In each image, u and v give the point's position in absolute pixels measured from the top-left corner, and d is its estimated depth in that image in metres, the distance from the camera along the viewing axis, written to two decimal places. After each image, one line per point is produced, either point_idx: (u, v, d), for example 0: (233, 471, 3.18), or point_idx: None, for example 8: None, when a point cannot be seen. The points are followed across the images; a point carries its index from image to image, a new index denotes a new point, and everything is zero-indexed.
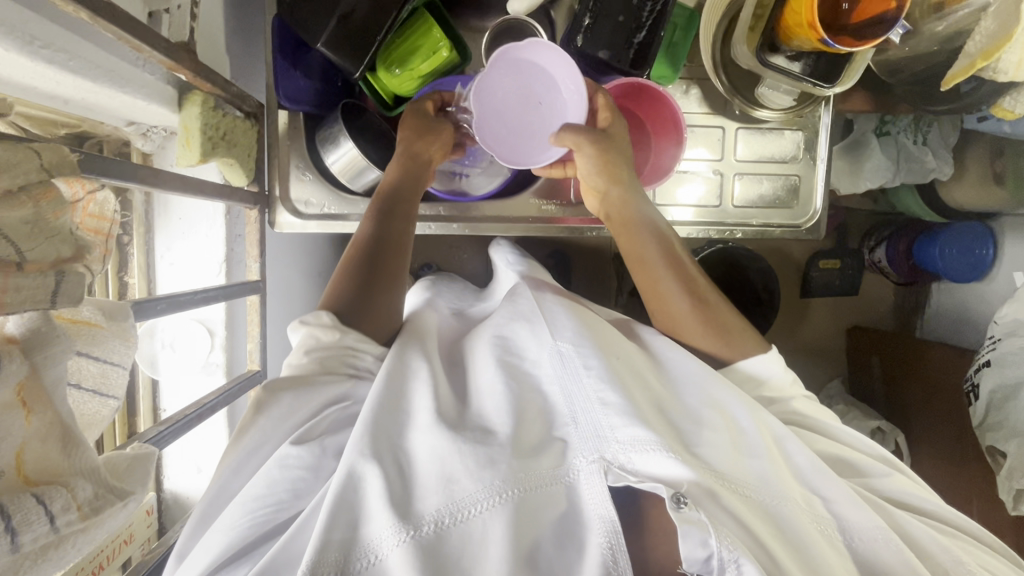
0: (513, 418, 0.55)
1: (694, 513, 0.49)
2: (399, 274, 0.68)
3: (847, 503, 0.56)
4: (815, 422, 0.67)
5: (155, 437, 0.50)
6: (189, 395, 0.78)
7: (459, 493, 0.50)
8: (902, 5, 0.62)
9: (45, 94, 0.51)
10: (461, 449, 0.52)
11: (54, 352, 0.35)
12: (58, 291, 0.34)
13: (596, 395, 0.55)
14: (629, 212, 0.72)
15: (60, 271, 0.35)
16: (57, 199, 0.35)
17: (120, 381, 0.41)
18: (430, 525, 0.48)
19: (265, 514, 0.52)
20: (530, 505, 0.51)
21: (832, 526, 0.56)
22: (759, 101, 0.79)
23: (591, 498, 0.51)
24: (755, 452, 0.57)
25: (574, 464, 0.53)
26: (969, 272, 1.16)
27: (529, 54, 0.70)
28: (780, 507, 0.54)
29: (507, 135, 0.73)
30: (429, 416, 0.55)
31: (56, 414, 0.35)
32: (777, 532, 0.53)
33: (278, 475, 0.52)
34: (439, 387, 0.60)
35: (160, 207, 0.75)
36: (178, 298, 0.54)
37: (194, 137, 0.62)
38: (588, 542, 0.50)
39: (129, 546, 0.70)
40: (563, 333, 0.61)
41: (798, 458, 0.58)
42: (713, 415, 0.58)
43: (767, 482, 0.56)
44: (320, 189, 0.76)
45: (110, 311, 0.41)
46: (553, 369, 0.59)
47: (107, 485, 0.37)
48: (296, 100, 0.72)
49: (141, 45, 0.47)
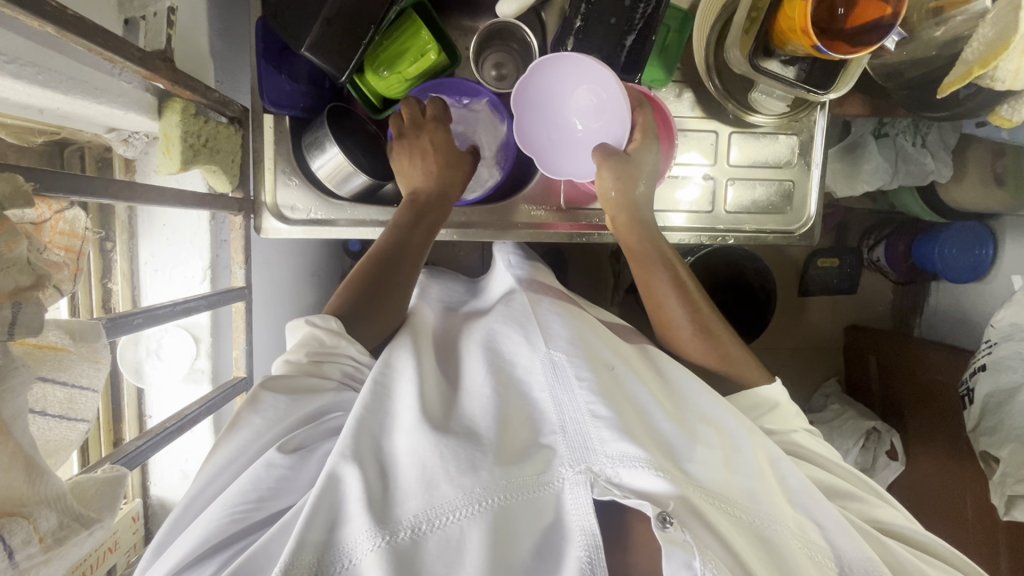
0: (497, 425, 0.55)
1: (679, 534, 0.47)
2: (411, 281, 0.71)
3: (839, 531, 0.55)
4: (816, 454, 0.67)
5: (130, 455, 0.50)
6: (176, 401, 0.78)
7: (438, 499, 0.49)
8: (899, 12, 0.61)
9: (17, 106, 0.50)
10: (444, 454, 0.52)
11: (14, 385, 0.34)
12: (15, 322, 0.34)
13: (586, 407, 0.55)
14: (639, 245, 0.73)
15: (17, 301, 0.34)
16: (10, 230, 0.34)
17: (88, 405, 0.41)
18: (406, 530, 0.47)
19: (240, 515, 0.50)
20: (511, 513, 0.49)
21: (829, 560, 0.54)
22: (754, 107, 0.78)
23: (574, 509, 0.50)
24: (745, 469, 0.57)
25: (558, 473, 0.52)
26: (965, 273, 1.14)
27: (549, 69, 0.70)
28: (770, 529, 0.53)
29: (554, 146, 0.74)
30: (415, 421, 0.55)
31: (16, 444, 0.34)
32: (765, 552, 0.52)
33: (264, 474, 0.51)
34: (428, 391, 0.61)
35: (144, 214, 0.74)
36: (159, 311, 0.54)
37: (174, 145, 0.61)
38: (567, 554, 0.48)
39: (114, 554, 0.70)
40: (557, 342, 0.62)
41: (791, 479, 0.58)
42: (706, 430, 0.59)
43: (758, 501, 0.55)
44: (306, 195, 0.76)
45: (80, 333, 0.40)
46: (544, 378, 0.59)
47: (72, 513, 0.37)
48: (281, 104, 0.71)
49: (114, 56, 0.46)
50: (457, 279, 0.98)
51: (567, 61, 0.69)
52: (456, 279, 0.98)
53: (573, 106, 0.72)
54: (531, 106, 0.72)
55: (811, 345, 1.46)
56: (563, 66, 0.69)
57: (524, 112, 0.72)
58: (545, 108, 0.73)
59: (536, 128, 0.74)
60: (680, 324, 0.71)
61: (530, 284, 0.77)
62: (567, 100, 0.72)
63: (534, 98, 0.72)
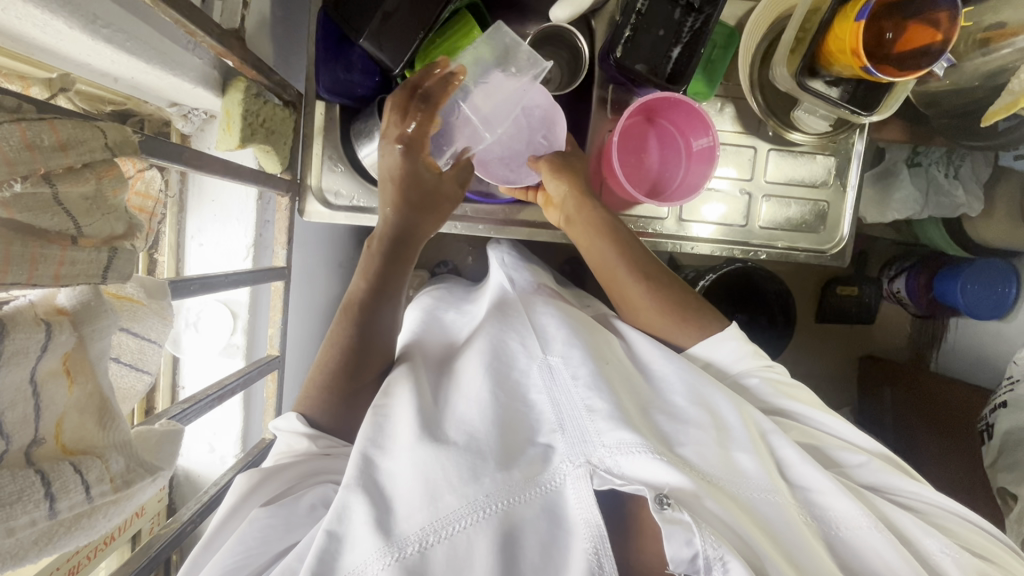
0: (498, 431, 0.56)
1: (678, 514, 0.49)
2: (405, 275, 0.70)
3: (832, 494, 0.56)
4: (794, 412, 0.67)
5: (179, 415, 0.53)
6: (208, 376, 0.79)
7: (443, 510, 0.50)
8: (949, 39, 0.63)
9: (97, 72, 0.52)
10: (446, 465, 0.53)
11: (102, 326, 0.37)
12: (108, 266, 0.37)
13: (583, 403, 0.57)
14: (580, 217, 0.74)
15: (112, 248, 0.37)
16: (118, 176, 0.38)
17: (154, 358, 0.43)
18: (414, 545, 0.49)
19: (236, 564, 0.56)
20: (514, 516, 0.51)
21: (810, 514, 0.56)
22: (795, 125, 0.79)
23: (577, 502, 0.51)
24: (741, 446, 0.57)
25: (559, 470, 0.53)
26: (987, 311, 1.11)
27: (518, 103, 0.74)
28: (761, 502, 0.54)
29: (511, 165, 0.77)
30: (414, 435, 0.56)
31: (96, 385, 0.37)
32: (759, 526, 0.53)
33: (250, 530, 0.56)
34: (426, 401, 0.62)
35: (194, 188, 0.76)
36: (209, 280, 0.56)
37: (234, 122, 0.63)
38: (573, 548, 0.50)
39: (139, 520, 0.71)
40: (552, 347, 0.63)
41: (785, 451, 0.59)
42: (698, 411, 0.59)
43: (753, 478, 0.55)
44: (350, 182, 0.77)
45: (151, 289, 0.43)
46: (542, 381, 0.61)
47: (137, 459, 0.39)
48: (335, 92, 0.73)
49: (196, 30, 0.48)
50: (467, 287, 0.99)
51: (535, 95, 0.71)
52: (461, 288, 0.97)
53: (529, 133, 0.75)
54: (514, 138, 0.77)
55: (825, 371, 1.46)
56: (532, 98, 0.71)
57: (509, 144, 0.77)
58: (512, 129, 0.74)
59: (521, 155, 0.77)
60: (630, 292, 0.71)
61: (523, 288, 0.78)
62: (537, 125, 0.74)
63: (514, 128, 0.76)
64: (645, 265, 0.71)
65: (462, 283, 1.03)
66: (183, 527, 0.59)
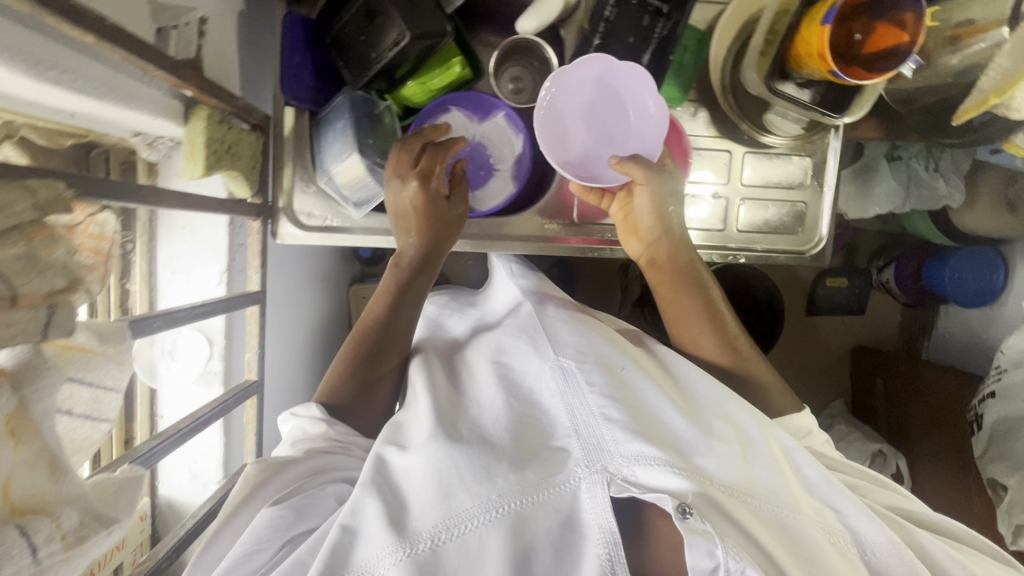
0: (511, 432, 0.57)
1: (699, 524, 0.48)
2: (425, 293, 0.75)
3: (860, 517, 0.56)
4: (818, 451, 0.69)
5: (146, 454, 0.52)
6: (188, 406, 0.79)
7: (455, 508, 0.51)
8: (916, 39, 0.62)
9: (51, 109, 0.52)
10: (459, 463, 0.53)
11: (43, 384, 0.38)
12: (48, 323, 0.37)
13: (598, 410, 0.56)
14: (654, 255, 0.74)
15: (52, 304, 0.38)
16: (48, 236, 0.39)
17: (110, 405, 0.44)
18: (426, 541, 0.50)
19: (248, 554, 0.55)
20: (527, 516, 0.51)
21: (843, 536, 0.56)
22: (768, 127, 0.80)
23: (592, 507, 0.51)
24: (763, 463, 0.56)
25: (574, 473, 0.53)
26: (974, 298, 1.10)
27: (624, 80, 0.71)
28: (788, 518, 0.54)
29: (589, 139, 0.75)
30: (428, 434, 0.57)
31: (43, 443, 0.37)
32: (783, 540, 0.53)
33: (266, 524, 0.56)
34: (440, 401, 0.63)
35: (164, 217, 0.76)
36: (176, 314, 0.55)
37: (197, 150, 0.63)
38: (586, 551, 0.50)
39: (121, 552, 0.71)
40: (565, 349, 0.62)
41: (807, 470, 0.59)
42: (724, 425, 0.58)
43: (775, 492, 0.55)
44: (321, 203, 0.76)
45: (106, 334, 0.43)
46: (554, 383, 0.60)
47: (92, 514, 0.40)
48: (301, 98, 0.73)
49: (145, 65, 0.48)
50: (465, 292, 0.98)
51: (625, 74, 0.71)
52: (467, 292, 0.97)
53: (617, 115, 0.74)
54: (596, 105, 0.74)
55: (816, 364, 1.46)
56: (618, 79, 0.72)
57: (590, 108, 0.74)
58: (596, 120, 0.74)
59: (602, 126, 0.75)
60: (697, 326, 0.73)
61: (533, 294, 0.76)
62: (621, 112, 0.74)
63: (602, 96, 0.74)
64: (720, 318, 0.73)
65: (459, 289, 1.01)
66: (161, 563, 0.57)
